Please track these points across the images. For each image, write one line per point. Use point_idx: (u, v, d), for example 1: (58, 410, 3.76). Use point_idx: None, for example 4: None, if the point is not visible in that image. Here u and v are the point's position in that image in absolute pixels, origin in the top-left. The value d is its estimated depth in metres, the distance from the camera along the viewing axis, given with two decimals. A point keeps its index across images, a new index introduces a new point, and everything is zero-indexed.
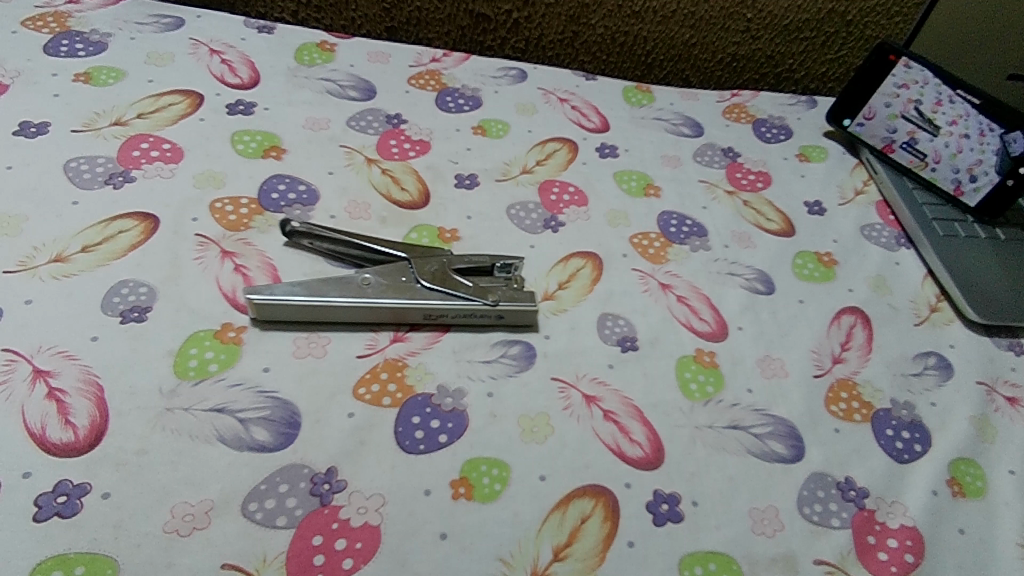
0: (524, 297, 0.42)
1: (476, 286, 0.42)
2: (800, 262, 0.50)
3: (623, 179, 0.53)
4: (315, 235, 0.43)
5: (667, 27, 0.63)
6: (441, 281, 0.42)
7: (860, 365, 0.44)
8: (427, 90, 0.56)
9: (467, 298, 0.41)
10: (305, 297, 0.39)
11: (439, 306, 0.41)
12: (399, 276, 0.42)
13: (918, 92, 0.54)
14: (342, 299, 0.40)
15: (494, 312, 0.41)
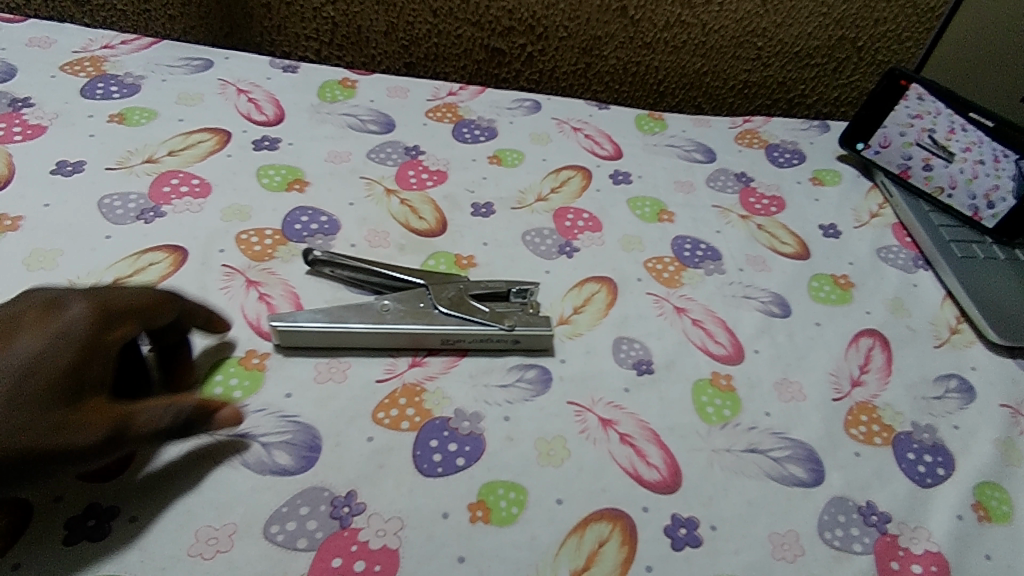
0: (540, 322, 0.43)
1: (492, 311, 0.43)
2: (816, 285, 0.50)
3: (636, 206, 0.53)
4: (336, 264, 0.44)
5: (679, 57, 0.65)
6: (458, 307, 0.43)
7: (879, 388, 0.44)
8: (444, 122, 0.58)
9: (484, 323, 0.42)
10: (325, 324, 0.40)
11: (457, 331, 0.42)
12: (417, 302, 0.43)
13: (931, 122, 0.54)
14: (362, 325, 0.41)
15: (511, 337, 0.42)
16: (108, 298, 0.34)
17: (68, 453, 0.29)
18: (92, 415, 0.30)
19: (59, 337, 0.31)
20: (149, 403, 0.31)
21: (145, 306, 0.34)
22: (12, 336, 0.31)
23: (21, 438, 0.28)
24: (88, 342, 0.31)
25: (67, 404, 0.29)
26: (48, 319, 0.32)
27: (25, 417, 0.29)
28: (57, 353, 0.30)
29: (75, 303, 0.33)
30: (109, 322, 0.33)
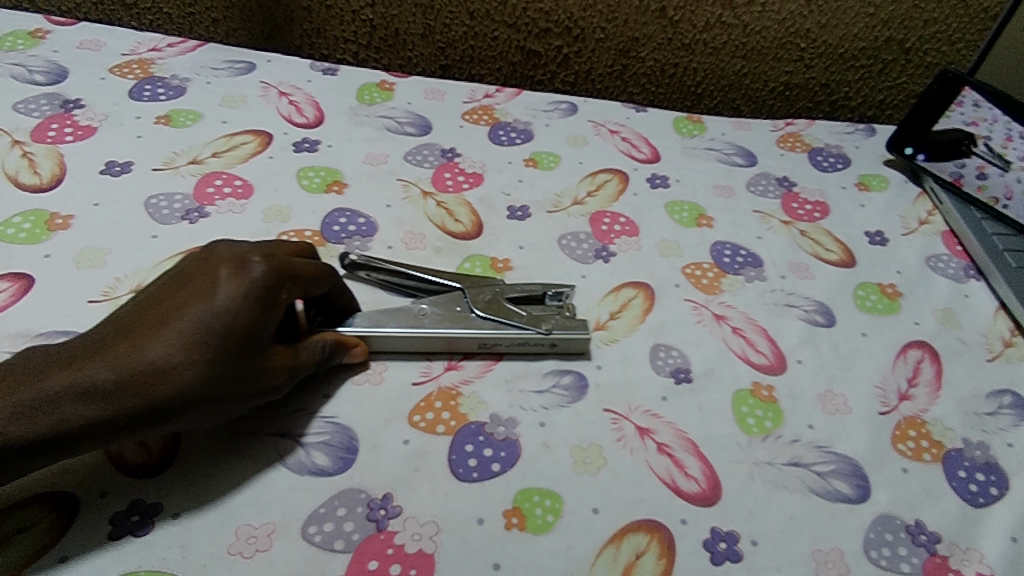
0: (577, 326, 0.42)
1: (529, 314, 0.43)
2: (862, 293, 0.48)
3: (674, 210, 0.52)
4: (372, 269, 0.44)
5: (718, 58, 0.63)
6: (494, 310, 0.43)
7: (928, 402, 0.42)
8: (480, 124, 0.58)
9: (521, 326, 0.42)
10: (364, 328, 0.40)
11: (494, 336, 0.41)
12: (453, 306, 0.43)
13: (987, 130, 0.52)
14: (400, 330, 0.41)
15: (548, 340, 0.42)
16: (282, 259, 0.37)
17: (257, 391, 0.35)
18: (277, 363, 0.36)
19: (250, 297, 0.35)
20: (312, 348, 0.38)
21: (310, 269, 0.38)
22: (206, 288, 0.35)
23: (227, 384, 0.34)
24: (272, 302, 0.35)
25: (259, 354, 0.35)
26: (236, 276, 0.35)
27: (231, 364, 0.34)
28: (250, 311, 0.34)
29: (258, 262, 0.36)
30: (286, 283, 0.36)
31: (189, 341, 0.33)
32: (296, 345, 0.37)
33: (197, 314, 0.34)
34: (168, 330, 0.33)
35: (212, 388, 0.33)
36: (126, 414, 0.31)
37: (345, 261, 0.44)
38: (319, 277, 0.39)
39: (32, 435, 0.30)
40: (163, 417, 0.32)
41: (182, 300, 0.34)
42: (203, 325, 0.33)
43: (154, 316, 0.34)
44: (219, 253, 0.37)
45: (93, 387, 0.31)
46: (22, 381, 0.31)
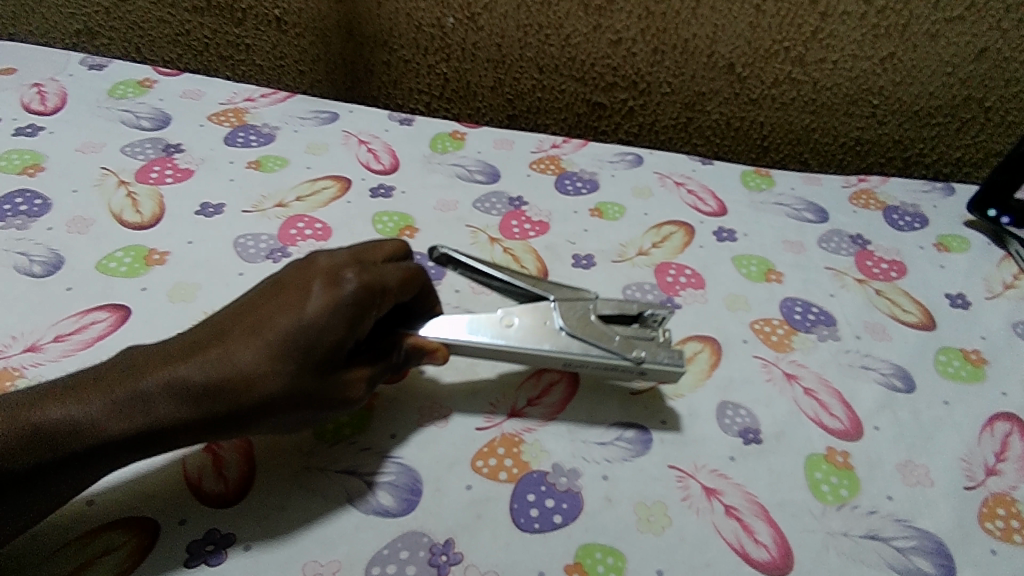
0: (670, 358, 0.41)
1: (621, 337, 0.41)
2: (943, 358, 0.46)
3: (742, 264, 0.52)
4: (462, 266, 0.45)
5: (787, 113, 0.63)
6: (584, 330, 0.42)
7: (1019, 479, 0.40)
8: (547, 173, 0.59)
9: (612, 352, 0.41)
10: (450, 337, 0.40)
11: (580, 358, 0.41)
12: (542, 320, 0.42)
13: None
14: (488, 342, 0.40)
15: (638, 369, 0.41)
16: (372, 272, 0.37)
17: (337, 403, 0.35)
18: (358, 375, 0.36)
19: (337, 311, 0.34)
20: (392, 358, 0.38)
21: (398, 282, 0.38)
22: (298, 298, 0.35)
23: (309, 395, 0.34)
24: (359, 317, 0.35)
25: (342, 366, 0.35)
26: (326, 289, 0.35)
27: (314, 377, 0.34)
28: (337, 326, 0.34)
29: (349, 275, 0.36)
30: (375, 298, 0.36)
31: (277, 353, 0.33)
32: (377, 354, 0.38)
33: (286, 326, 0.34)
34: (257, 339, 0.33)
35: (294, 397, 0.34)
36: (215, 417, 0.33)
37: (438, 254, 0.45)
38: (406, 289, 0.38)
39: (129, 431, 0.32)
40: (248, 422, 0.34)
41: (273, 308, 0.34)
42: (290, 337, 0.33)
43: (248, 322, 0.34)
44: (314, 261, 0.37)
45: (185, 389, 0.32)
46: (122, 375, 0.33)
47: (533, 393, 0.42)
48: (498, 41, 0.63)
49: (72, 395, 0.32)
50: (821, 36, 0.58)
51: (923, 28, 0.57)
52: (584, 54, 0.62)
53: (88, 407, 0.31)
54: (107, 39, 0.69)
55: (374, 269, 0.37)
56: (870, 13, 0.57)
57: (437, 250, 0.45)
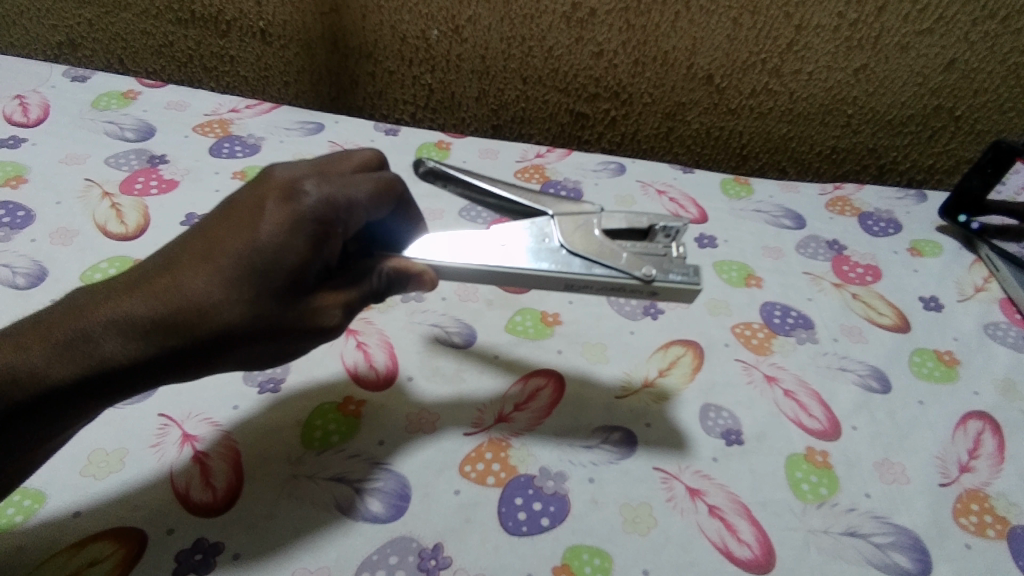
0: (682, 274, 0.38)
1: (629, 253, 0.39)
2: (917, 360, 0.48)
3: (723, 269, 0.53)
4: (450, 184, 0.42)
5: (765, 122, 0.65)
6: (588, 248, 0.39)
7: (991, 475, 0.41)
8: (532, 182, 0.60)
9: (619, 270, 0.38)
10: (438, 258, 0.38)
11: (584, 277, 0.38)
12: (541, 240, 0.39)
13: None
14: (491, 266, 0.38)
15: (648, 289, 0.38)
16: (336, 184, 0.33)
17: (309, 331, 0.32)
18: (332, 300, 0.33)
19: (299, 228, 0.31)
20: (371, 283, 0.35)
21: (367, 195, 0.34)
22: (250, 217, 0.31)
23: (274, 321, 0.31)
24: (324, 234, 0.32)
25: (310, 292, 0.32)
26: (283, 204, 0.31)
27: (278, 304, 0.31)
28: (299, 244, 0.31)
29: (309, 188, 0.32)
30: (339, 214, 0.33)
31: (233, 280, 0.30)
32: (353, 277, 0.35)
33: (240, 250, 0.30)
34: (209, 264, 0.30)
35: (259, 326, 0.31)
36: (171, 353, 0.30)
37: (422, 170, 0.41)
38: (378, 202, 0.35)
39: (75, 375, 0.29)
40: (209, 355, 0.31)
41: (225, 231, 0.31)
42: (247, 260, 0.30)
43: (200, 248, 0.31)
44: (269, 176, 0.33)
45: (134, 325, 0.29)
46: (62, 319, 0.29)
47: (520, 398, 0.43)
48: (482, 52, 0.63)
49: (6, 344, 0.28)
50: (796, 48, 0.59)
51: (894, 40, 0.58)
52: (567, 66, 0.63)
53: (23, 355, 0.28)
54: (89, 50, 0.69)
55: (338, 180, 0.34)
56: (843, 25, 0.57)
57: (421, 164, 0.41)
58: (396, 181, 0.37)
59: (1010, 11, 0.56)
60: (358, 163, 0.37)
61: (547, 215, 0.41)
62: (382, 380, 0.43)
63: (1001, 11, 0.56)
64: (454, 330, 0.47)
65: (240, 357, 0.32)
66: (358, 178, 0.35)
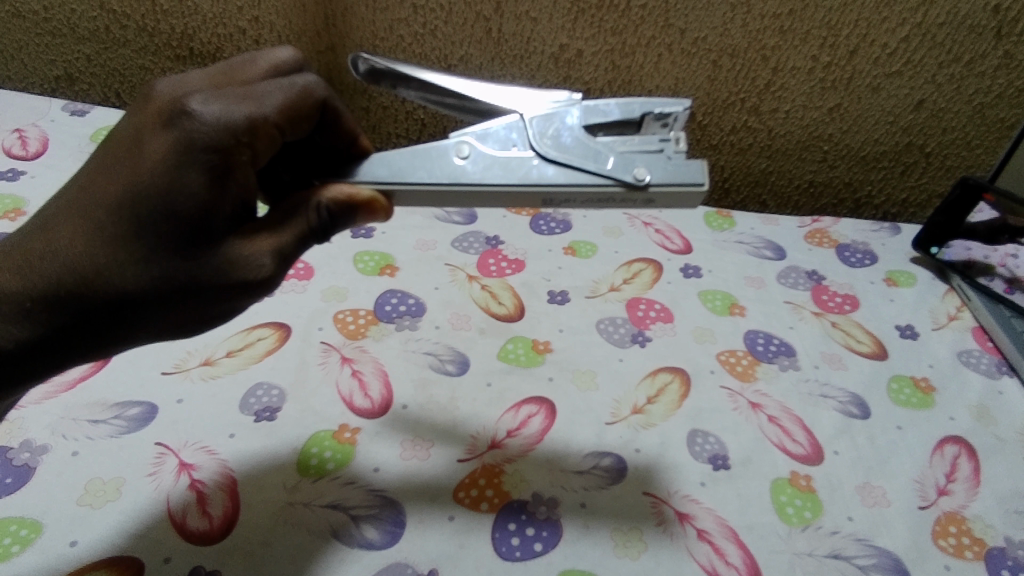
0: (681, 177, 0.36)
1: (617, 152, 0.37)
2: (895, 386, 0.49)
3: (707, 299, 0.55)
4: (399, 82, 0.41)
5: (745, 158, 0.67)
6: (566, 151, 0.37)
7: (968, 498, 0.43)
8: (523, 215, 0.62)
9: (607, 176, 0.37)
10: (386, 180, 0.37)
11: (566, 191, 0.37)
12: (515, 146, 0.37)
13: (1013, 251, 0.57)
14: (482, 186, 0.37)
15: (644, 196, 0.37)
16: (226, 102, 0.31)
17: (226, 284, 0.32)
18: (256, 246, 0.32)
19: (188, 161, 0.30)
20: (307, 221, 0.33)
21: (276, 108, 0.32)
22: (134, 162, 0.31)
23: (183, 275, 0.31)
24: (222, 163, 0.30)
25: (220, 238, 0.31)
26: (166, 132, 0.30)
27: (178, 256, 0.31)
28: (191, 181, 0.30)
29: (196, 106, 0.31)
30: (237, 140, 0.31)
31: (126, 236, 0.30)
32: (288, 216, 0.33)
33: (126, 200, 0.30)
34: (98, 220, 0.30)
35: (166, 283, 0.31)
36: (83, 320, 0.31)
37: (364, 69, 0.40)
38: (290, 117, 0.33)
39: None
40: (122, 316, 0.31)
41: (111, 177, 0.31)
42: (136, 212, 0.30)
43: (86, 203, 0.31)
44: (158, 100, 0.32)
45: (20, 301, 0.30)
46: None
47: (512, 425, 0.44)
48: None
49: None
50: (774, 88, 0.62)
51: (866, 81, 0.61)
52: None
53: None
54: (86, 84, 0.71)
55: (235, 95, 0.32)
56: (817, 68, 0.60)
57: (361, 61, 0.40)
58: (311, 90, 0.35)
59: (974, 55, 0.59)
60: (268, 67, 0.36)
61: (517, 113, 0.39)
62: (378, 408, 0.44)
63: (965, 55, 0.59)
64: (447, 358, 0.48)
65: (158, 316, 0.32)
66: (261, 92, 0.33)
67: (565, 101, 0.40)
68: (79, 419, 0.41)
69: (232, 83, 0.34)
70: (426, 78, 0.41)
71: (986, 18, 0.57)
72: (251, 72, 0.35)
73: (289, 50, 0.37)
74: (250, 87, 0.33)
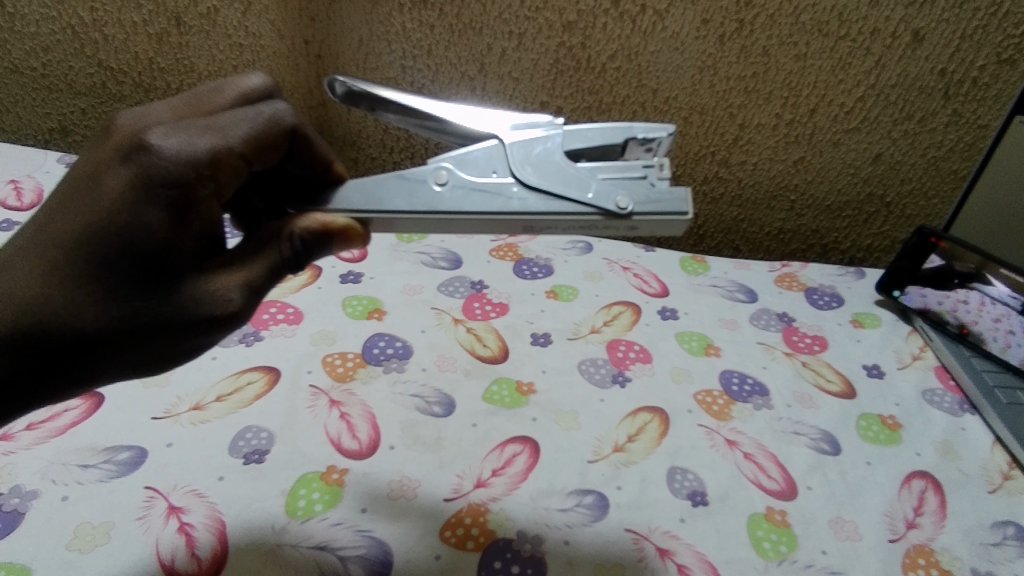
0: (666, 207, 0.38)
1: (599, 180, 0.38)
2: (864, 424, 0.52)
3: (684, 340, 0.57)
4: (374, 105, 0.41)
5: (718, 207, 0.71)
6: (547, 179, 0.38)
7: (935, 531, 0.44)
8: (506, 260, 0.65)
9: (587, 204, 0.38)
10: (361, 208, 0.38)
11: (545, 219, 0.38)
12: (497, 173, 0.39)
13: (964, 296, 0.60)
14: (463, 213, 0.38)
15: (626, 224, 0.38)
16: (185, 134, 0.33)
17: (189, 323, 0.33)
18: (226, 280, 0.34)
19: (149, 198, 0.31)
20: (281, 252, 0.35)
21: (243, 140, 0.34)
22: (93, 198, 0.32)
23: (146, 314, 0.32)
24: (184, 199, 0.32)
25: (184, 275, 0.33)
26: (124, 167, 0.32)
27: (141, 294, 0.32)
28: (152, 218, 0.31)
29: (156, 140, 0.32)
30: (200, 176, 0.32)
31: (87, 274, 0.32)
32: (261, 249, 0.35)
33: (85, 237, 0.32)
34: (57, 260, 0.32)
35: (129, 322, 0.32)
36: (46, 361, 0.32)
37: (341, 91, 0.41)
38: (254, 150, 0.35)
39: None
40: (84, 358, 0.33)
41: (70, 215, 0.32)
42: (97, 250, 0.32)
43: (45, 242, 0.32)
44: (120, 132, 0.34)
45: None
46: None
47: (497, 464, 0.45)
48: None
49: None
50: (741, 143, 0.66)
51: (826, 137, 0.65)
52: None
53: None
54: (80, 136, 0.73)
55: (199, 127, 0.33)
56: (781, 124, 0.65)
57: (337, 83, 0.41)
58: (280, 118, 0.36)
59: (925, 114, 0.63)
60: (238, 94, 0.38)
61: (497, 139, 0.40)
62: (366, 449, 0.45)
63: (917, 113, 0.63)
64: (434, 400, 0.50)
65: (120, 356, 0.33)
66: (227, 123, 0.34)
67: (547, 126, 0.40)
68: (68, 464, 0.42)
69: (197, 112, 0.36)
70: (403, 102, 0.41)
71: (934, 81, 0.61)
72: (219, 98, 0.37)
73: (261, 76, 0.39)
74: (216, 117, 0.34)
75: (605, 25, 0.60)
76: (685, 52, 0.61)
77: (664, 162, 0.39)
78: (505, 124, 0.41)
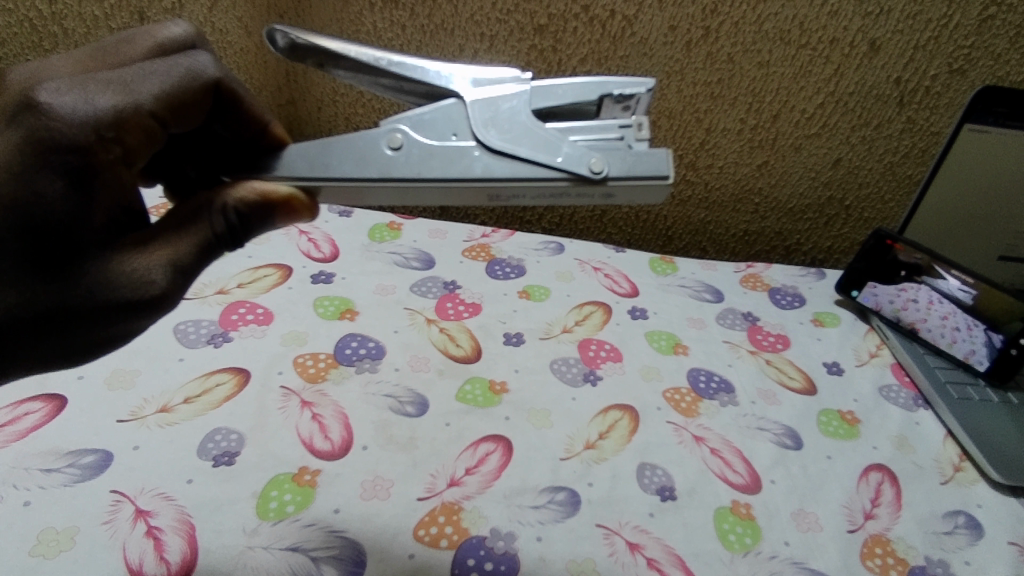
0: (641, 170, 0.37)
1: (572, 143, 0.37)
2: (824, 419, 0.53)
3: (653, 339, 0.59)
4: (320, 60, 0.39)
5: (685, 208, 0.73)
6: (517, 144, 0.37)
7: (891, 521, 0.46)
8: (479, 260, 0.65)
9: (557, 167, 0.37)
10: (306, 177, 0.37)
11: (507, 185, 0.37)
12: (460, 140, 0.38)
13: (914, 294, 0.62)
14: (424, 180, 0.37)
15: (602, 190, 0.37)
16: (80, 91, 0.31)
17: (106, 308, 0.32)
18: (147, 261, 0.33)
19: (42, 164, 0.30)
20: (212, 227, 0.34)
21: (154, 97, 0.32)
22: None
23: (55, 300, 0.31)
24: (83, 165, 0.30)
25: (96, 260, 0.32)
26: (10, 130, 0.30)
27: (47, 280, 0.31)
28: (48, 189, 0.30)
29: (45, 97, 0.30)
30: (102, 139, 0.31)
31: None
32: (191, 225, 0.34)
33: None
34: None
35: (36, 310, 0.31)
36: None
37: (283, 44, 0.39)
38: (167, 109, 0.33)
39: None
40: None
41: None
42: None
43: None
44: (12, 91, 0.32)
45: None
46: None
47: (470, 463, 0.45)
48: None
49: None
50: (707, 147, 0.68)
51: (788, 142, 0.67)
52: None
53: None
54: None
55: (100, 83, 0.31)
56: (745, 129, 0.66)
57: (278, 35, 0.38)
58: (199, 72, 0.35)
59: (881, 121, 0.66)
60: (150, 49, 0.36)
61: (457, 97, 0.39)
62: (338, 449, 0.45)
63: (873, 120, 0.66)
64: (407, 400, 0.50)
65: (32, 344, 0.32)
66: (134, 79, 0.32)
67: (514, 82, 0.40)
68: (30, 469, 0.41)
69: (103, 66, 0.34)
70: (353, 55, 0.39)
71: (890, 89, 0.64)
72: (131, 51, 0.35)
73: (182, 25, 0.37)
74: (120, 72, 0.32)
75: (575, 29, 0.61)
76: (654, 57, 0.62)
77: (642, 121, 0.39)
78: (465, 79, 0.39)
